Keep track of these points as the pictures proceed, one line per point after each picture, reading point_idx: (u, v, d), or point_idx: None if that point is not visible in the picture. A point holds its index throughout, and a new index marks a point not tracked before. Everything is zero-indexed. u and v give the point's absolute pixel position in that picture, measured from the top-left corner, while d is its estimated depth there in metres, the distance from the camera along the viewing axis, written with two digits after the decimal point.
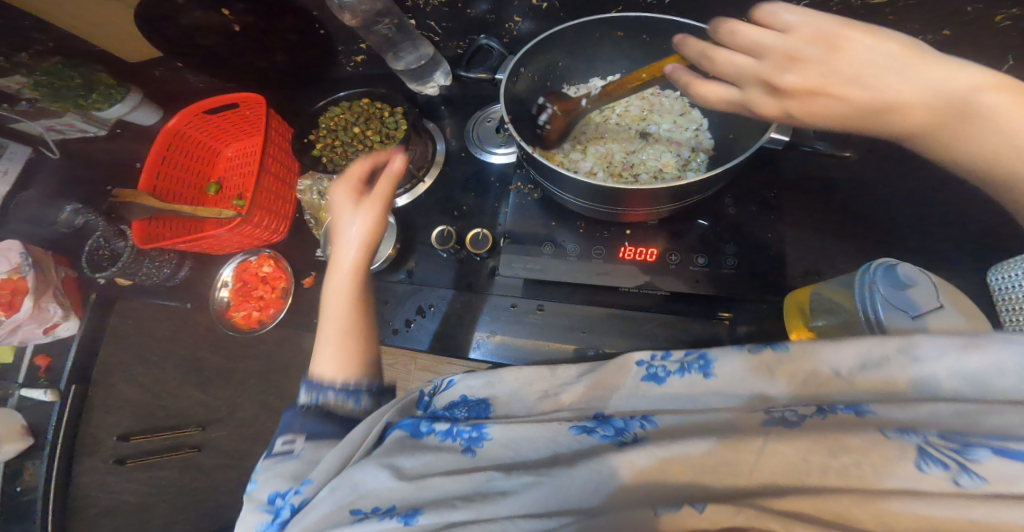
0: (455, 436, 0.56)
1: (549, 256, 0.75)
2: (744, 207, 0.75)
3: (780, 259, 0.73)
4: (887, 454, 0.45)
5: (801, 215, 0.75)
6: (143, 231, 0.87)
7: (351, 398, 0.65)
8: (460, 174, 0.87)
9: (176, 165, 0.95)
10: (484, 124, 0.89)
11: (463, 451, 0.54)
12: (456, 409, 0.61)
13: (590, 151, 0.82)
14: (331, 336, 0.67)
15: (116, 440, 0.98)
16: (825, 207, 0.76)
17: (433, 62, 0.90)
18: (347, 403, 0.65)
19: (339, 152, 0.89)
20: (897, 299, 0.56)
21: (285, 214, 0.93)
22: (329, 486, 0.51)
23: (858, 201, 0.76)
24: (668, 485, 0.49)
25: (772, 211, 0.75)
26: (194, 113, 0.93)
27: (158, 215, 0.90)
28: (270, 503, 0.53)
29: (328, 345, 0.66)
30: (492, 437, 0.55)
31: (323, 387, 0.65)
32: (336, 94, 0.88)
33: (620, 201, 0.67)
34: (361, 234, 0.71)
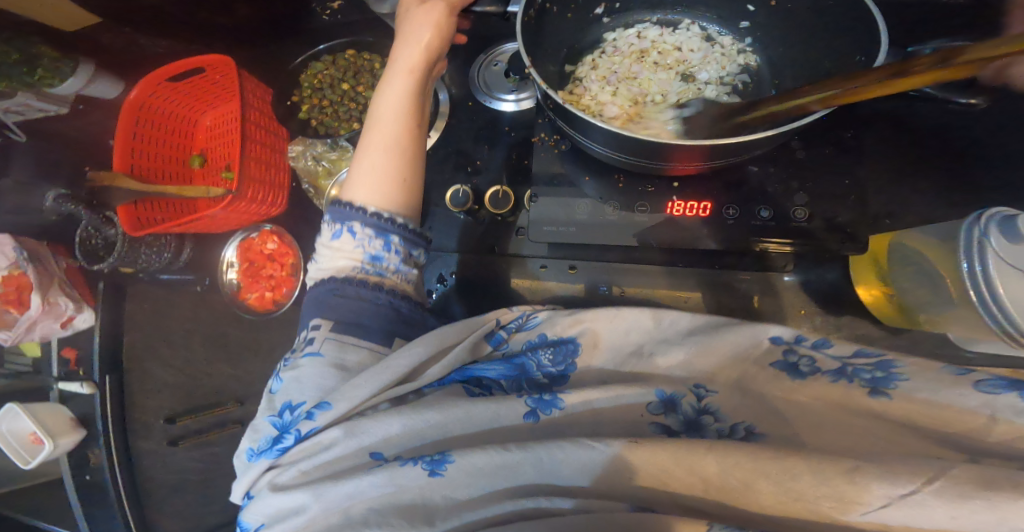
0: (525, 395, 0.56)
1: (586, 212, 0.69)
2: (800, 143, 0.68)
3: (840, 191, 0.66)
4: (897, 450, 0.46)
5: (849, 138, 0.69)
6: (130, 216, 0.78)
7: (377, 241, 0.64)
8: (469, 125, 0.81)
9: (150, 140, 0.85)
10: (490, 68, 0.83)
11: (525, 415, 0.55)
12: (539, 350, 0.62)
13: (619, 92, 0.72)
14: (378, 145, 0.66)
15: (165, 421, 0.97)
16: (870, 129, 0.71)
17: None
18: (370, 250, 0.65)
19: (329, 113, 0.83)
20: (1014, 256, 0.54)
21: (282, 185, 0.86)
22: (353, 425, 0.52)
23: (893, 120, 0.73)
24: (655, 455, 0.50)
25: (815, 139, 0.69)
26: (158, 79, 0.81)
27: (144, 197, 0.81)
28: (281, 414, 0.56)
29: (373, 157, 0.65)
30: (567, 400, 0.56)
31: (351, 214, 0.64)
32: (314, 48, 0.83)
33: (670, 156, 0.59)
34: (423, 48, 0.67)
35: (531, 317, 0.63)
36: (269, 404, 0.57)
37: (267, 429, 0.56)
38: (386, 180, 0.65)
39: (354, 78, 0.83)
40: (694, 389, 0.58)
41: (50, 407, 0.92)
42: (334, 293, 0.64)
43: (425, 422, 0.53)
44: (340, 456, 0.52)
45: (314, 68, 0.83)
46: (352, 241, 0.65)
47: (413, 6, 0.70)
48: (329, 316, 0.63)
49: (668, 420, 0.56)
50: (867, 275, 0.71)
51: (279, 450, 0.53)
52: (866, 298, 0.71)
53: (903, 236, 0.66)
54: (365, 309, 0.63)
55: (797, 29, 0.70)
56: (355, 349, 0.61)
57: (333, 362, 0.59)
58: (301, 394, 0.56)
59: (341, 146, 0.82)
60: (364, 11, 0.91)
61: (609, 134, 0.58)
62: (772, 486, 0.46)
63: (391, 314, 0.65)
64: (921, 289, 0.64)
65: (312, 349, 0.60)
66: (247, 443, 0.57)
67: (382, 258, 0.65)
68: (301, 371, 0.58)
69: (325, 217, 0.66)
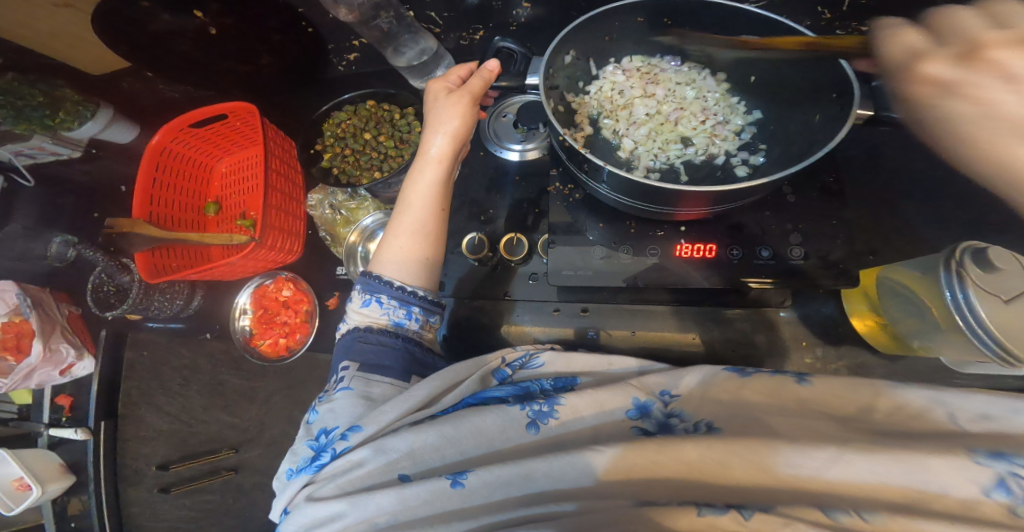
0: (527, 406, 0.58)
1: (600, 259, 0.73)
2: (799, 193, 0.73)
3: (835, 237, 0.70)
4: (871, 476, 0.48)
5: (842, 188, 0.74)
6: (149, 264, 0.80)
7: (401, 310, 0.69)
8: (481, 173, 0.85)
9: (169, 187, 0.87)
10: (499, 119, 0.89)
11: (528, 426, 0.57)
12: (542, 379, 0.65)
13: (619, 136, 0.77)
14: (407, 229, 0.71)
15: (157, 468, 0.94)
16: (855, 180, 0.76)
17: (436, 55, 0.89)
18: (394, 318, 0.69)
19: (351, 162, 0.89)
20: (990, 284, 0.59)
21: (297, 232, 0.89)
22: (379, 443, 0.54)
23: (887, 172, 0.77)
24: (652, 483, 0.52)
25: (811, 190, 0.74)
26: (180, 126, 0.85)
27: (162, 244, 0.82)
28: (317, 437, 0.58)
29: (403, 240, 0.71)
30: (563, 408, 0.58)
31: (380, 286, 0.69)
32: (339, 98, 0.89)
33: (675, 203, 0.64)
34: (450, 136, 0.71)
35: (533, 357, 0.68)
36: (305, 431, 0.60)
37: (304, 451, 0.58)
38: (410, 256, 0.71)
39: (375, 127, 0.89)
40: (659, 396, 0.60)
41: (39, 454, 0.87)
42: (359, 339, 0.67)
43: (440, 435, 0.55)
44: (368, 473, 0.53)
45: (337, 118, 0.89)
46: (379, 309, 0.69)
47: (438, 92, 0.72)
48: (357, 358, 0.66)
49: (644, 423, 0.58)
50: (860, 308, 0.73)
51: (316, 467, 0.55)
52: (862, 329, 0.74)
53: (889, 270, 0.70)
54: (386, 352, 0.66)
55: (779, 82, 0.75)
56: (379, 382, 0.64)
57: (361, 395, 0.62)
58: (334, 420, 0.59)
59: (360, 197, 0.89)
60: (379, 66, 0.96)
61: (625, 180, 0.61)
62: (753, 469, 0.50)
63: (407, 356, 0.68)
64: (909, 319, 0.67)
65: (342, 384, 0.64)
66: (286, 465, 0.59)
67: (404, 325, 0.69)
68: (334, 402, 0.61)
69: (356, 286, 0.70)
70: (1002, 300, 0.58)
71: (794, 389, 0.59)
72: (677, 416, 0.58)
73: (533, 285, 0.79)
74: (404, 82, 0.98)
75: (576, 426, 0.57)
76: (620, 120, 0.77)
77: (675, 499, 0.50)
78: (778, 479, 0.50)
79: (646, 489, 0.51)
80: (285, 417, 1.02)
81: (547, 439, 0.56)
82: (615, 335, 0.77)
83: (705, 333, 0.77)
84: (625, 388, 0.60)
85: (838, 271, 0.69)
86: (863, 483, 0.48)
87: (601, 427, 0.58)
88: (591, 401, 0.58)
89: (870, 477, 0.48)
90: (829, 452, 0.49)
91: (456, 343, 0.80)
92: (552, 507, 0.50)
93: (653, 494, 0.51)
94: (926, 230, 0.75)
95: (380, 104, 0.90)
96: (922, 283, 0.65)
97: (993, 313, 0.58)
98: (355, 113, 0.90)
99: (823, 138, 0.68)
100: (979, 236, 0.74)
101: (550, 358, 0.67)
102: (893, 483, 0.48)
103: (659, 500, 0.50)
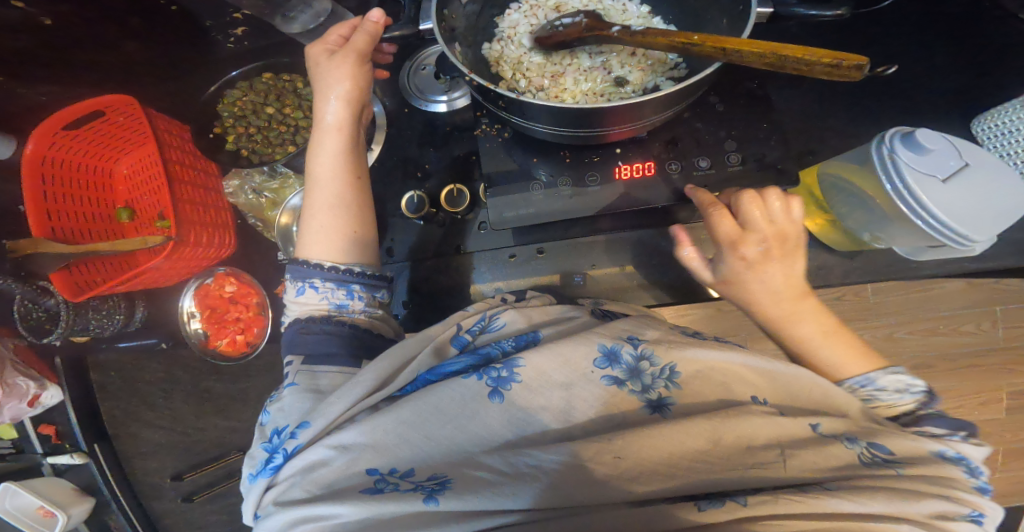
0: (484, 375, 0.53)
1: (540, 193, 0.69)
2: (732, 100, 0.70)
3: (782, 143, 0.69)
4: (815, 467, 0.48)
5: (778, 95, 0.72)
6: (67, 283, 0.75)
7: (341, 291, 0.65)
8: (409, 130, 0.78)
9: (67, 199, 0.78)
10: (419, 73, 0.80)
11: (490, 396, 0.52)
12: (503, 341, 0.60)
13: (534, 67, 0.66)
14: (322, 205, 0.66)
15: (172, 480, 0.96)
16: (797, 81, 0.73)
17: (333, 15, 0.77)
18: (336, 301, 0.65)
19: (261, 141, 0.79)
20: (925, 165, 0.58)
21: (224, 223, 0.83)
22: (336, 440, 0.51)
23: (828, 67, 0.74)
24: (636, 464, 0.48)
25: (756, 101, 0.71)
26: (53, 133, 0.74)
27: (76, 260, 0.76)
28: (270, 439, 0.56)
29: (321, 217, 0.66)
30: (524, 370, 0.53)
31: (309, 270, 0.65)
32: (228, 75, 0.78)
33: (601, 124, 0.59)
34: (344, 99, 0.64)
35: (491, 320, 0.64)
36: (259, 434, 0.57)
37: (260, 454, 0.56)
38: (334, 234, 0.66)
39: (278, 99, 0.80)
40: (625, 340, 0.56)
41: (50, 481, 0.89)
42: (301, 330, 0.64)
43: (399, 423, 0.51)
44: (331, 471, 0.50)
45: (231, 97, 0.78)
46: (316, 295, 0.65)
47: (319, 56, 0.64)
48: (299, 351, 0.62)
49: (614, 370, 0.54)
50: (810, 206, 0.71)
51: (272, 469, 0.53)
52: (813, 227, 0.72)
53: (827, 165, 0.68)
54: (331, 339, 0.63)
55: None
56: (325, 372, 0.61)
57: (309, 388, 0.59)
58: (285, 419, 0.57)
59: (282, 173, 0.81)
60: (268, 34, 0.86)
61: (546, 110, 0.56)
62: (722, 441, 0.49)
63: (354, 340, 0.64)
64: (857, 213, 0.67)
65: (288, 380, 0.60)
66: (246, 471, 0.56)
67: (347, 306, 0.66)
68: (282, 400, 0.58)
69: (286, 275, 0.66)
70: (939, 180, 0.58)
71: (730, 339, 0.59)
72: (648, 358, 0.54)
73: (484, 233, 0.76)
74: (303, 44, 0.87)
75: (543, 384, 0.53)
76: (550, 58, 0.66)
77: (663, 492, 0.47)
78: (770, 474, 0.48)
79: (626, 474, 0.47)
80: None
81: (511, 405, 0.52)
82: (599, 272, 0.76)
83: (672, 258, 0.76)
84: (587, 338, 0.55)
85: (777, 172, 0.67)
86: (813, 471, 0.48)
87: (577, 389, 0.53)
88: (555, 357, 0.53)
89: (820, 467, 0.48)
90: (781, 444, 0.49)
91: (423, 314, 0.76)
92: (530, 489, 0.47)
93: (649, 473, 0.47)
94: (873, 123, 0.73)
95: (279, 75, 0.81)
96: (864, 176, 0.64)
97: (931, 194, 0.57)
98: (250, 88, 0.79)
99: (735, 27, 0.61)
100: (915, 121, 0.74)
101: (509, 317, 0.63)
102: (825, 467, 0.48)
103: (653, 493, 0.47)
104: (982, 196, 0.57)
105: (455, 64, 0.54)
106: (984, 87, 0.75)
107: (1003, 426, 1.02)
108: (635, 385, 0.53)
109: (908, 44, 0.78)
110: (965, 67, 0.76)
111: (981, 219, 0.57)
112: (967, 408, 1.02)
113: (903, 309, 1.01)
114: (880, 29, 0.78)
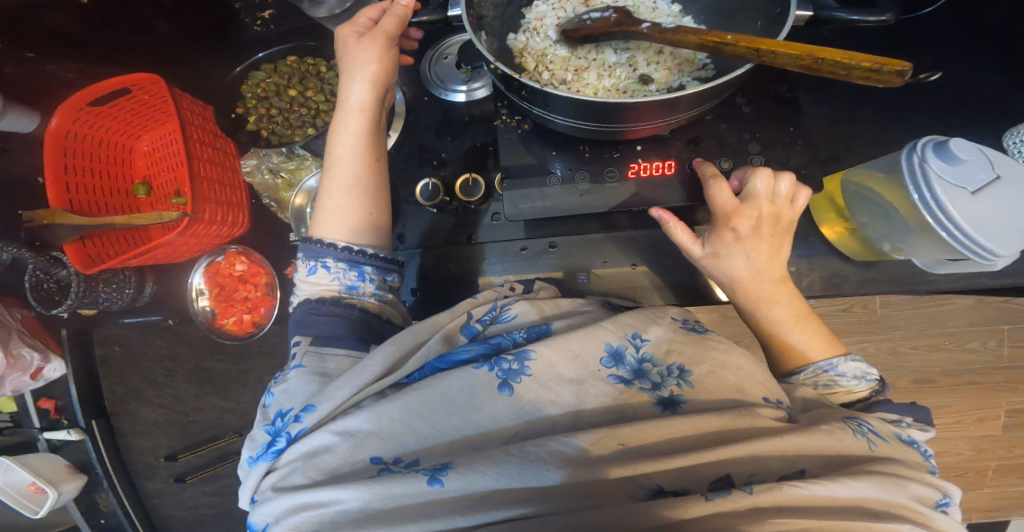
0: (495, 366, 0.54)
1: (556, 188, 0.69)
2: (757, 104, 0.71)
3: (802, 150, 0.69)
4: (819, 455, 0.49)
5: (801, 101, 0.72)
6: (80, 254, 0.75)
7: (352, 272, 0.66)
8: (427, 120, 0.80)
9: (86, 172, 0.79)
10: (439, 62, 0.82)
11: (500, 388, 0.53)
12: (514, 332, 0.61)
13: (559, 61, 0.68)
14: (341, 186, 0.67)
15: (166, 460, 0.95)
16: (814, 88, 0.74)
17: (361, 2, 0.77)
18: (347, 282, 0.66)
19: (280, 123, 0.81)
20: (957, 177, 0.58)
21: (241, 203, 0.84)
22: (341, 426, 0.51)
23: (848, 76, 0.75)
24: (638, 454, 0.48)
25: (780, 105, 0.71)
26: (79, 105, 0.76)
27: (89, 232, 0.77)
28: (274, 421, 0.56)
29: (339, 197, 0.67)
30: (534, 363, 0.54)
31: (322, 250, 0.66)
32: (255, 57, 0.80)
33: (622, 119, 0.60)
34: (370, 81, 0.66)
35: (503, 311, 0.64)
36: (262, 416, 0.57)
37: (261, 437, 0.56)
38: (352, 217, 0.67)
39: (301, 83, 0.82)
40: (631, 339, 0.57)
41: (44, 458, 0.88)
42: (310, 312, 0.65)
43: (405, 411, 0.51)
44: (333, 458, 0.50)
45: (255, 78, 0.81)
46: (327, 274, 0.66)
47: (348, 37, 0.66)
48: (308, 332, 0.63)
49: (620, 370, 0.55)
50: (828, 215, 0.72)
51: (273, 454, 0.53)
52: (831, 236, 0.73)
53: (852, 172, 0.69)
54: (340, 322, 0.64)
55: None
56: (333, 356, 0.61)
57: (315, 371, 0.59)
58: (289, 402, 0.57)
59: (298, 156, 0.83)
60: (295, 18, 0.87)
61: (570, 102, 0.57)
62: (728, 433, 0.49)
63: (363, 324, 0.65)
64: (878, 223, 0.67)
65: (296, 361, 0.61)
66: (246, 454, 0.56)
67: (358, 288, 0.67)
68: (288, 382, 0.58)
69: (298, 254, 0.67)
70: (968, 193, 0.58)
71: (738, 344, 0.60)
72: (646, 360, 0.56)
73: (497, 224, 0.77)
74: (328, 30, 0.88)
75: (552, 379, 0.53)
76: (575, 52, 0.68)
77: (671, 484, 0.46)
78: (773, 466, 0.48)
79: (632, 470, 0.47)
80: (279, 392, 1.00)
81: (520, 397, 0.52)
82: (601, 274, 0.77)
83: (677, 259, 0.77)
84: (594, 332, 0.56)
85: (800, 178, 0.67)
86: (818, 455, 0.49)
87: (583, 382, 0.53)
88: (562, 350, 0.54)
89: (824, 457, 0.49)
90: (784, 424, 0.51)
91: (430, 300, 0.77)
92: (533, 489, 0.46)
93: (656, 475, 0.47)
94: (891, 132, 0.74)
95: (304, 59, 0.82)
96: (886, 184, 0.64)
97: (958, 207, 0.57)
98: (275, 70, 0.81)
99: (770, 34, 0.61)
100: (934, 134, 0.74)
101: (520, 309, 0.64)
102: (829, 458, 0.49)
103: (661, 487, 0.46)
104: (1011, 210, 0.57)
105: (483, 52, 0.55)
106: (1006, 102, 0.75)
107: (998, 444, 1.03)
108: (643, 384, 0.54)
109: (931, 56, 0.78)
110: (989, 82, 0.76)
111: (1005, 234, 0.57)
112: (963, 424, 1.03)
113: (908, 323, 1.01)
114: (905, 44, 0.78)
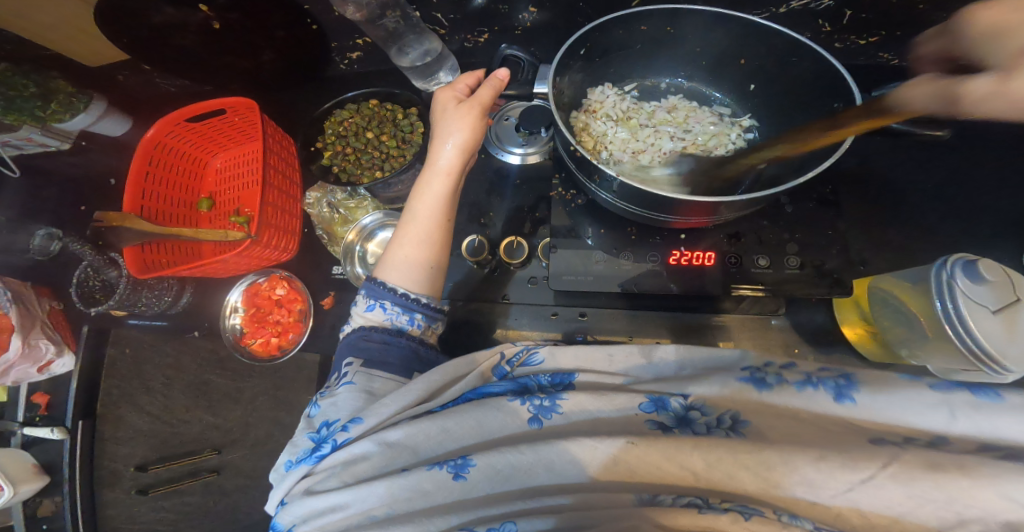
0: (526, 402, 0.57)
1: (601, 264, 0.72)
2: (800, 204, 0.73)
3: (842, 252, 0.70)
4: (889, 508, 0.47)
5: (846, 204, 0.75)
6: (138, 259, 0.78)
7: (404, 316, 0.68)
8: (480, 178, 0.86)
9: (162, 182, 0.86)
10: (501, 123, 0.89)
11: (529, 421, 0.56)
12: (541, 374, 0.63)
13: (621, 146, 0.75)
14: (414, 239, 0.70)
15: (133, 470, 0.87)
16: (854, 195, 0.77)
17: (440, 57, 0.88)
18: (396, 325, 0.68)
19: (352, 161, 0.89)
20: (980, 296, 0.59)
21: (293, 231, 0.88)
22: (379, 436, 0.54)
23: (890, 189, 0.78)
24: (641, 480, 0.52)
25: (827, 209, 0.73)
26: (178, 121, 0.84)
27: (152, 240, 0.80)
28: (318, 430, 0.58)
29: (409, 248, 0.70)
30: (565, 403, 0.57)
31: (382, 292, 0.68)
32: (343, 96, 0.89)
33: (669, 209, 0.63)
34: (459, 148, 0.71)
35: (531, 353, 0.65)
36: (306, 424, 0.60)
37: (305, 442, 0.58)
38: (416, 267, 0.70)
39: (378, 126, 0.90)
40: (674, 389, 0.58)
41: (11, 454, 0.81)
42: (362, 338, 0.67)
43: (441, 429, 0.55)
44: (370, 465, 0.53)
45: (339, 116, 0.90)
46: (382, 314, 0.68)
47: (447, 101, 0.73)
48: (359, 354, 0.65)
49: (660, 417, 0.56)
50: (851, 316, 0.74)
51: (316, 457, 0.55)
52: (850, 336, 0.74)
53: (881, 279, 0.71)
54: (388, 349, 0.66)
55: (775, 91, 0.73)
56: (379, 376, 0.64)
57: (362, 389, 0.62)
58: (335, 413, 0.60)
59: (360, 196, 0.90)
60: (380, 65, 0.96)
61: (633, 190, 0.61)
62: (730, 459, 0.50)
63: (410, 355, 0.67)
64: (898, 328, 0.68)
65: (346, 378, 0.63)
66: (285, 457, 0.59)
67: (406, 331, 0.69)
68: (336, 396, 0.61)
69: (359, 290, 0.70)
70: (989, 310, 0.58)
71: (827, 406, 0.54)
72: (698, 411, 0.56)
73: (532, 287, 0.79)
74: (406, 83, 0.97)
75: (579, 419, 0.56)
76: (635, 137, 0.75)
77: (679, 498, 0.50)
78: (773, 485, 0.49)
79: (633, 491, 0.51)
80: (270, 419, 0.95)
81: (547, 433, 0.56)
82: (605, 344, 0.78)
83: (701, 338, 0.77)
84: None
85: (833, 281, 0.68)
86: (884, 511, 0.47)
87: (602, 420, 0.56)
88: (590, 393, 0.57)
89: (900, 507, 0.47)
90: (861, 475, 0.47)
91: (451, 337, 0.79)
92: (546, 503, 0.51)
93: (650, 486, 0.52)
94: (927, 246, 0.76)
95: (383, 104, 0.91)
96: (911, 292, 0.66)
97: (979, 325, 0.58)
98: (357, 111, 0.90)
99: (818, 149, 0.67)
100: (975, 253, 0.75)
101: (548, 354, 0.64)
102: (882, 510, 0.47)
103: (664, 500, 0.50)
104: None
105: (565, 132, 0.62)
106: None
107: None
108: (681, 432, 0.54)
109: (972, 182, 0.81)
110: None
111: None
112: None
113: None
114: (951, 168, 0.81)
